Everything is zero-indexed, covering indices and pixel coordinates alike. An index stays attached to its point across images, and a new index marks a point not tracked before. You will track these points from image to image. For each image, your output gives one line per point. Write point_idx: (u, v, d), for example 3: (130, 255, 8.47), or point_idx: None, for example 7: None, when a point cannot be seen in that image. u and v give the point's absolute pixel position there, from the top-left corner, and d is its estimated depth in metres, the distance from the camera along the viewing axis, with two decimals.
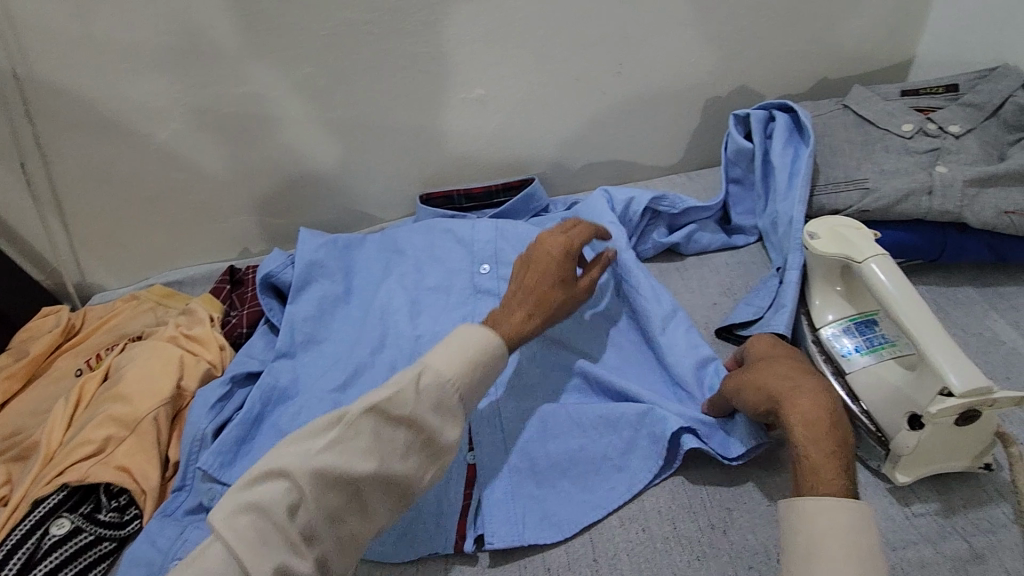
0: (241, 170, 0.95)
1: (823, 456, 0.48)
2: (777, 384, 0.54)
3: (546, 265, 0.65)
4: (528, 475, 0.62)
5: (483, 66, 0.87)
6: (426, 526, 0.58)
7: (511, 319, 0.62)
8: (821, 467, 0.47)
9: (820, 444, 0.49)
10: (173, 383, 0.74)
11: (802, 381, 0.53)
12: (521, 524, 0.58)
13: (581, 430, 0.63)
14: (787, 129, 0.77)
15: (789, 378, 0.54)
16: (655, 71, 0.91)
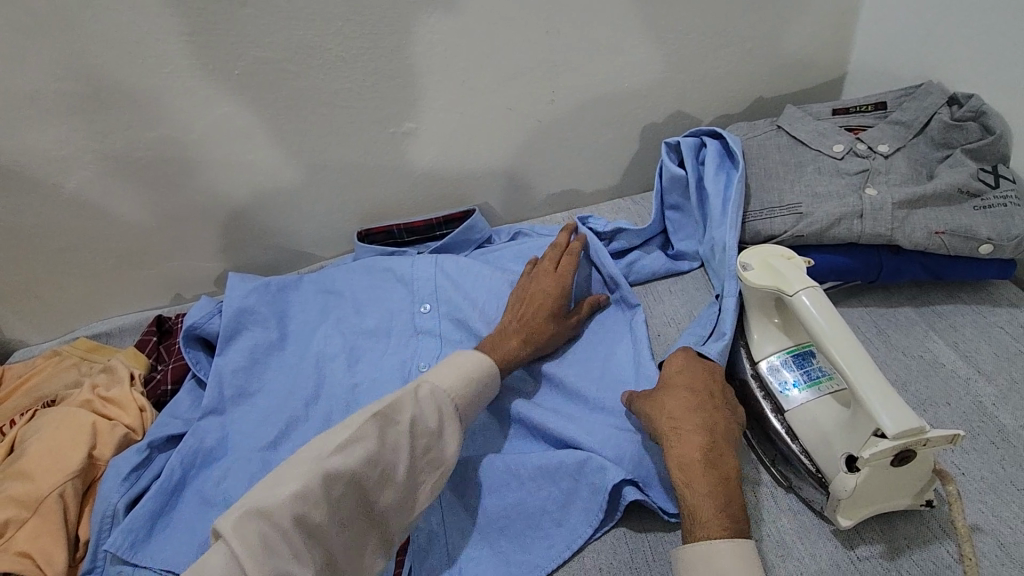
0: (164, 215, 0.90)
1: (701, 496, 0.50)
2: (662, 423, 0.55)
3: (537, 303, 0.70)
4: (464, 535, 0.59)
5: (411, 99, 0.84)
6: None
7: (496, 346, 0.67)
8: (699, 509, 0.49)
9: (699, 484, 0.51)
10: (83, 454, 0.68)
11: (684, 420, 0.54)
12: None
13: (520, 483, 0.61)
14: (718, 155, 0.76)
15: (678, 415, 0.55)
16: (589, 97, 0.89)
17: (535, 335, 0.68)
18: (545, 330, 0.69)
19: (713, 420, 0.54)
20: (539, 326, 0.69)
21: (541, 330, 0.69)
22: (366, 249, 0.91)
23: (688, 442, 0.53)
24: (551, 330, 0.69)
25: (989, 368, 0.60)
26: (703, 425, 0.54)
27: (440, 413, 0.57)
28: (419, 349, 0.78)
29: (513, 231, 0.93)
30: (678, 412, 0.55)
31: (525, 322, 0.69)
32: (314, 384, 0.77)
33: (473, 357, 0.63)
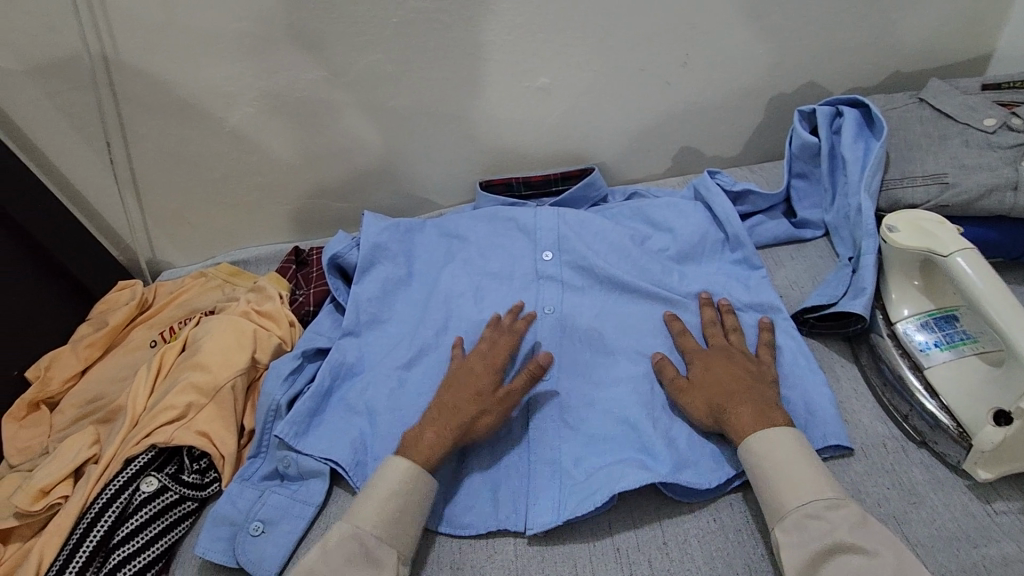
0: (308, 154, 0.98)
1: (745, 421, 0.57)
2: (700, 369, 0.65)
3: (462, 382, 0.67)
4: (582, 443, 0.66)
5: (547, 55, 0.87)
6: (506, 504, 0.63)
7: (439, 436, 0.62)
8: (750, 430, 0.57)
9: (737, 415, 0.58)
10: (248, 356, 0.77)
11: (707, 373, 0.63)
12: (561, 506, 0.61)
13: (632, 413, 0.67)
14: (857, 125, 0.77)
15: (702, 378, 0.63)
16: (720, 64, 0.90)
17: (450, 420, 0.63)
18: (462, 411, 0.64)
19: (731, 368, 0.63)
20: (457, 412, 0.64)
21: (457, 413, 0.64)
22: (488, 199, 0.95)
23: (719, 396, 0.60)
24: (473, 412, 0.64)
25: None
26: (720, 378, 0.62)
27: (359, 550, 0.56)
28: (541, 293, 0.82)
29: (629, 191, 0.96)
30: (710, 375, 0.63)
31: (445, 409, 0.64)
32: (444, 315, 0.82)
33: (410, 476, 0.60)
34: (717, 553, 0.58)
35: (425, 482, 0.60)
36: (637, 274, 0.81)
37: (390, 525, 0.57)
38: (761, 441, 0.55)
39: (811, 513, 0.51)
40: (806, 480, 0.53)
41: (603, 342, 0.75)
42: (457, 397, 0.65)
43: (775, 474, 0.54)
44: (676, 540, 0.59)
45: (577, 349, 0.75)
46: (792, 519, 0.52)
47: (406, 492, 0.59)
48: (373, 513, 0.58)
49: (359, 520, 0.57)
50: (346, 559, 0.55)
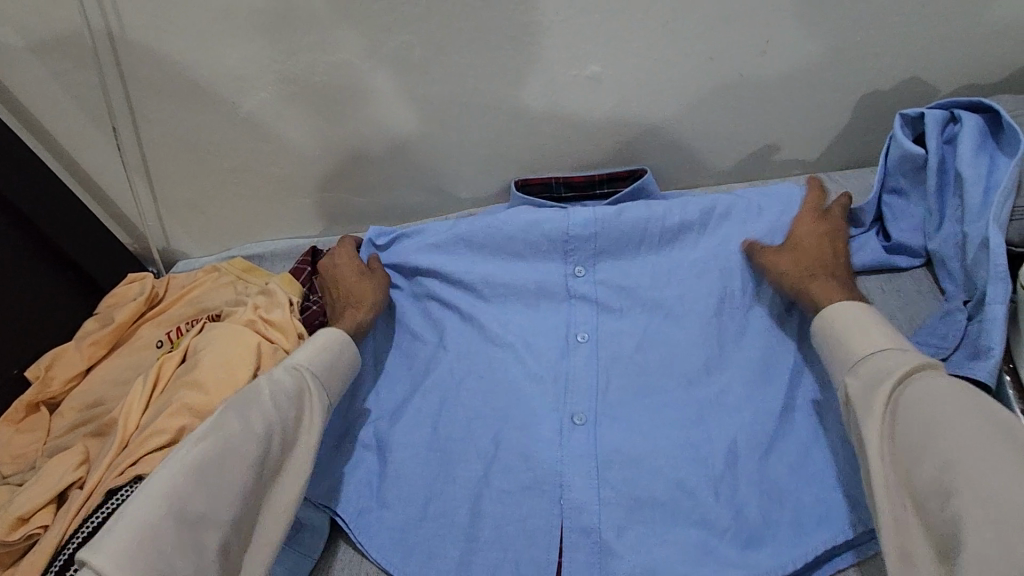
0: (328, 145, 0.89)
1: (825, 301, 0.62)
2: (806, 244, 0.67)
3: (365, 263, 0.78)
4: (624, 509, 0.58)
5: (602, 40, 0.75)
6: None
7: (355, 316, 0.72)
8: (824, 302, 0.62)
9: (812, 291, 0.64)
10: (250, 373, 0.69)
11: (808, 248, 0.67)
12: None
13: (679, 479, 0.58)
14: (980, 135, 0.62)
15: (797, 249, 0.67)
16: (805, 52, 0.76)
17: (356, 309, 0.73)
18: (360, 300, 0.74)
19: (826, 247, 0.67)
20: (357, 300, 0.74)
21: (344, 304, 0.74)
22: (525, 201, 0.85)
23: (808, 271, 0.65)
24: (352, 305, 0.73)
25: None
26: (816, 258, 0.66)
27: (303, 386, 0.61)
28: (576, 317, 0.72)
29: (684, 197, 0.84)
30: (805, 247, 0.67)
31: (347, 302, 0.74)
32: (461, 340, 0.72)
33: (329, 335, 0.67)
34: None
35: (346, 344, 0.67)
36: (689, 302, 0.70)
37: (324, 370, 0.64)
38: (828, 311, 0.60)
39: (869, 359, 0.54)
40: (869, 336, 0.56)
41: (651, 386, 0.65)
42: (351, 292, 0.75)
43: (841, 329, 0.58)
44: None
45: (618, 389, 0.66)
46: (865, 363, 0.54)
47: (329, 347, 0.65)
48: (312, 356, 0.64)
49: (302, 359, 0.63)
50: (296, 387, 0.60)
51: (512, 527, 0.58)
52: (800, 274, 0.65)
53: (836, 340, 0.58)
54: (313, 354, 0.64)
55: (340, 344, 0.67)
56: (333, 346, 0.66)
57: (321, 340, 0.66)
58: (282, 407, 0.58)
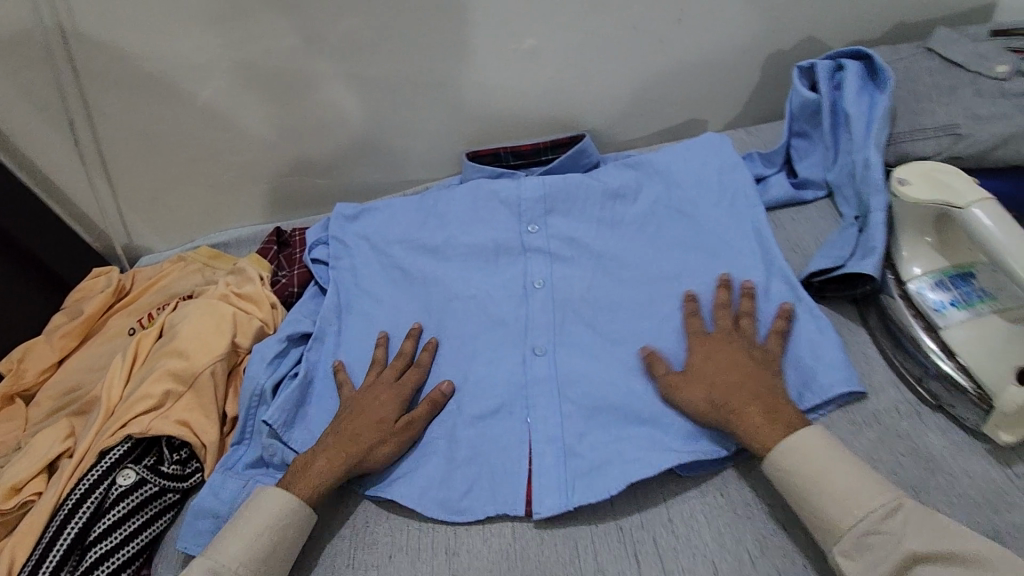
0: (284, 130, 0.93)
1: (760, 433, 0.54)
2: (712, 366, 0.60)
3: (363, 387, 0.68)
4: (583, 418, 0.64)
5: (534, 15, 0.82)
6: (507, 488, 0.61)
7: (321, 473, 0.60)
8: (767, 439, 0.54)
9: (747, 415, 0.55)
10: (228, 340, 0.73)
11: (727, 379, 0.58)
12: (569, 489, 0.59)
13: (630, 386, 0.65)
14: (860, 78, 0.73)
15: (701, 371, 0.60)
16: (715, 19, 0.85)
17: (344, 453, 0.61)
18: (360, 445, 0.61)
19: (734, 360, 0.59)
20: (353, 443, 0.61)
21: (355, 443, 0.61)
22: (476, 169, 0.91)
23: (723, 392, 0.57)
24: (373, 439, 0.62)
25: None
26: (722, 368, 0.59)
27: None
28: (530, 266, 0.79)
29: (622, 156, 0.92)
30: (700, 368, 0.60)
31: (341, 438, 0.62)
32: (428, 297, 0.80)
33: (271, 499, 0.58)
34: (726, 529, 0.55)
35: (294, 520, 0.58)
36: (629, 244, 0.79)
37: (261, 563, 0.55)
38: (784, 447, 0.53)
39: (873, 529, 0.48)
40: (855, 488, 0.50)
41: (599, 318, 0.72)
42: (360, 431, 0.62)
43: (821, 487, 0.51)
44: (682, 518, 0.57)
45: (572, 322, 0.73)
46: (848, 541, 0.48)
47: (268, 526, 0.56)
48: (241, 548, 0.55)
49: (228, 554, 0.54)
50: None
51: (485, 446, 0.64)
52: (715, 399, 0.57)
53: (807, 488, 0.51)
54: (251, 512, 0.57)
55: (288, 508, 0.58)
56: (270, 528, 0.56)
57: (261, 506, 0.58)
58: None
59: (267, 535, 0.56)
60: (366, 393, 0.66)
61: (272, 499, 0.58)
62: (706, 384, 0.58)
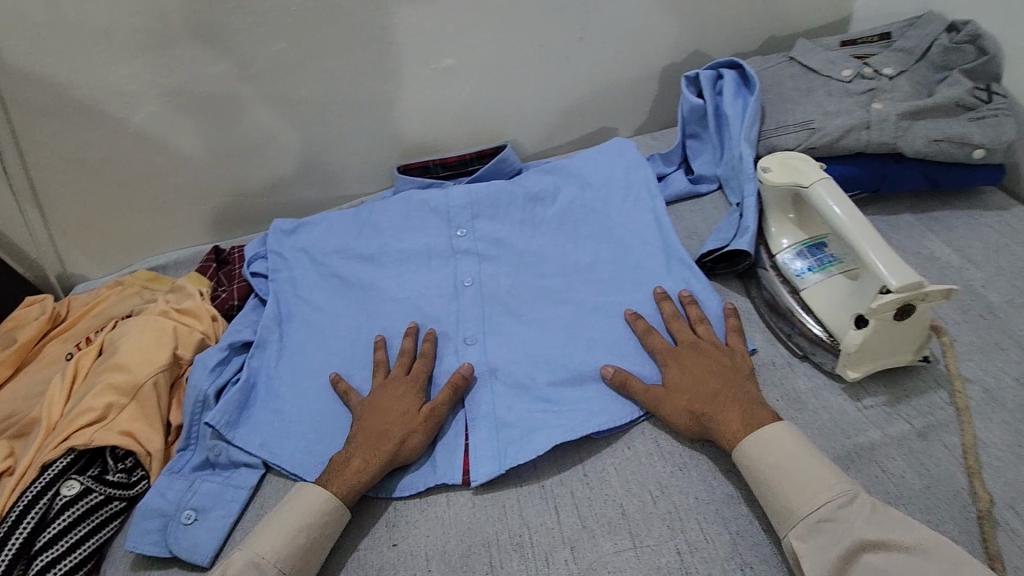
0: (219, 152, 0.97)
1: (732, 426, 0.58)
2: (684, 379, 0.63)
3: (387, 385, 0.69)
4: (511, 395, 0.71)
5: (449, 37, 0.90)
6: (441, 461, 0.66)
7: (359, 470, 0.62)
8: (739, 431, 0.57)
9: (724, 416, 0.59)
10: (169, 352, 0.76)
11: (700, 389, 0.62)
12: (499, 456, 0.65)
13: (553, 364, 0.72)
14: (735, 85, 0.84)
15: (679, 382, 0.63)
16: (613, 38, 0.96)
17: (377, 449, 0.63)
18: (392, 439, 0.63)
19: (705, 367, 0.63)
20: (383, 438, 0.64)
21: (387, 438, 0.64)
22: (406, 181, 0.97)
23: (699, 401, 0.61)
24: (401, 432, 0.64)
25: (979, 259, 0.69)
26: (696, 376, 0.63)
27: None
28: (459, 266, 0.86)
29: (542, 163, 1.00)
30: (677, 381, 0.63)
31: (371, 435, 0.64)
32: (365, 301, 0.85)
33: (308, 500, 0.60)
34: (632, 476, 0.62)
35: (332, 515, 0.60)
36: (548, 241, 0.87)
37: (296, 557, 0.57)
38: (754, 435, 0.56)
39: (827, 516, 0.51)
40: (815, 481, 0.53)
41: (522, 308, 0.79)
42: (390, 425, 0.65)
43: (782, 481, 0.54)
44: (594, 471, 0.63)
45: (498, 314, 0.79)
46: (804, 526, 0.51)
47: (306, 522, 0.58)
48: (273, 544, 0.57)
49: (262, 549, 0.57)
50: None
51: None
52: (693, 407, 0.61)
53: (779, 483, 0.54)
54: (278, 514, 0.59)
55: (316, 503, 0.60)
56: (301, 526, 0.58)
57: (293, 503, 0.60)
58: None
59: (300, 532, 0.58)
60: (386, 391, 0.69)
61: (299, 499, 0.60)
62: (681, 396, 0.62)
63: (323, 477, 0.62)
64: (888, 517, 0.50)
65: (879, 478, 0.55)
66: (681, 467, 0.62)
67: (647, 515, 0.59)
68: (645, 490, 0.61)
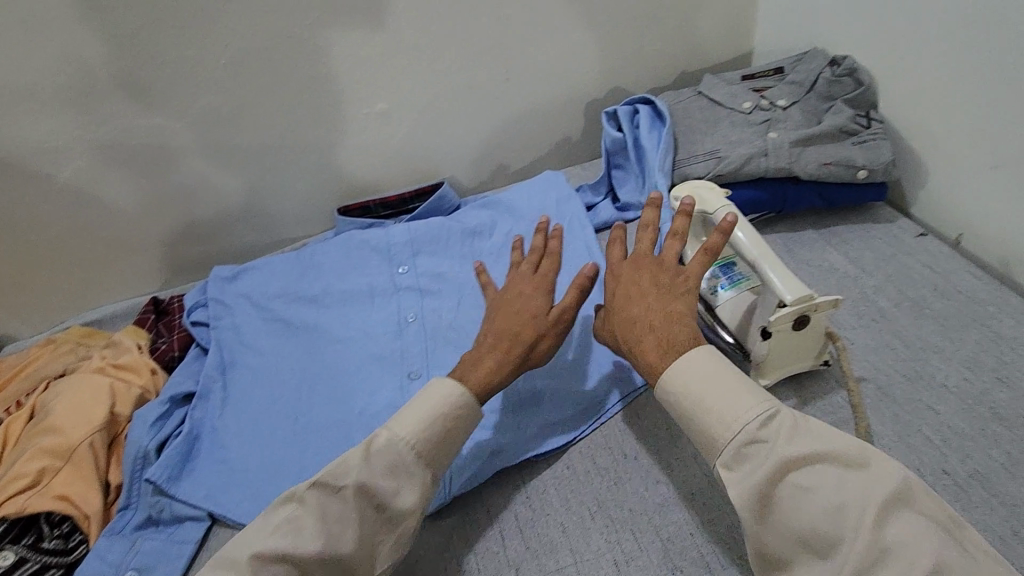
0: (154, 202, 0.97)
1: (647, 355, 0.54)
2: (619, 297, 0.59)
3: (516, 286, 0.66)
4: None
5: (380, 83, 0.94)
6: None
7: (489, 367, 0.60)
8: (650, 364, 0.54)
9: (639, 346, 0.55)
10: (106, 409, 0.75)
11: (626, 313, 0.57)
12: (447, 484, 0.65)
13: None
14: (650, 119, 0.91)
15: (613, 299, 0.59)
16: (537, 78, 1.02)
17: (513, 348, 0.61)
18: (526, 336, 0.61)
19: (637, 288, 0.58)
20: (516, 336, 0.61)
21: (517, 339, 0.61)
22: (347, 222, 0.99)
23: (621, 326, 0.57)
24: (538, 330, 0.61)
25: (870, 268, 0.77)
26: (627, 296, 0.58)
27: (394, 470, 0.54)
28: (402, 302, 0.88)
29: (479, 198, 1.04)
30: (614, 299, 0.59)
31: (505, 334, 0.61)
32: (309, 343, 0.86)
33: (451, 395, 0.57)
34: (570, 495, 0.65)
35: (469, 410, 0.58)
36: (488, 272, 0.90)
37: (433, 445, 0.56)
38: (665, 374, 0.53)
39: (749, 439, 0.48)
40: (737, 401, 0.49)
41: (464, 340, 0.82)
42: (515, 324, 0.62)
43: (702, 407, 0.51)
44: (537, 493, 0.66)
45: (442, 347, 0.82)
46: (730, 451, 0.48)
47: (448, 414, 0.56)
48: (411, 428, 0.55)
49: (404, 434, 0.55)
50: (391, 467, 0.54)
51: None
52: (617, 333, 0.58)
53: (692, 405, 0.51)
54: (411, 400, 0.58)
55: (444, 390, 0.57)
56: (433, 418, 0.56)
57: (430, 392, 0.58)
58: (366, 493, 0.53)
59: (433, 422, 0.56)
60: (518, 288, 0.65)
61: (427, 390, 0.58)
62: (612, 318, 0.59)
63: (455, 373, 0.60)
64: (810, 432, 0.48)
65: None
66: (616, 483, 0.65)
67: (586, 530, 0.62)
68: (583, 505, 0.64)
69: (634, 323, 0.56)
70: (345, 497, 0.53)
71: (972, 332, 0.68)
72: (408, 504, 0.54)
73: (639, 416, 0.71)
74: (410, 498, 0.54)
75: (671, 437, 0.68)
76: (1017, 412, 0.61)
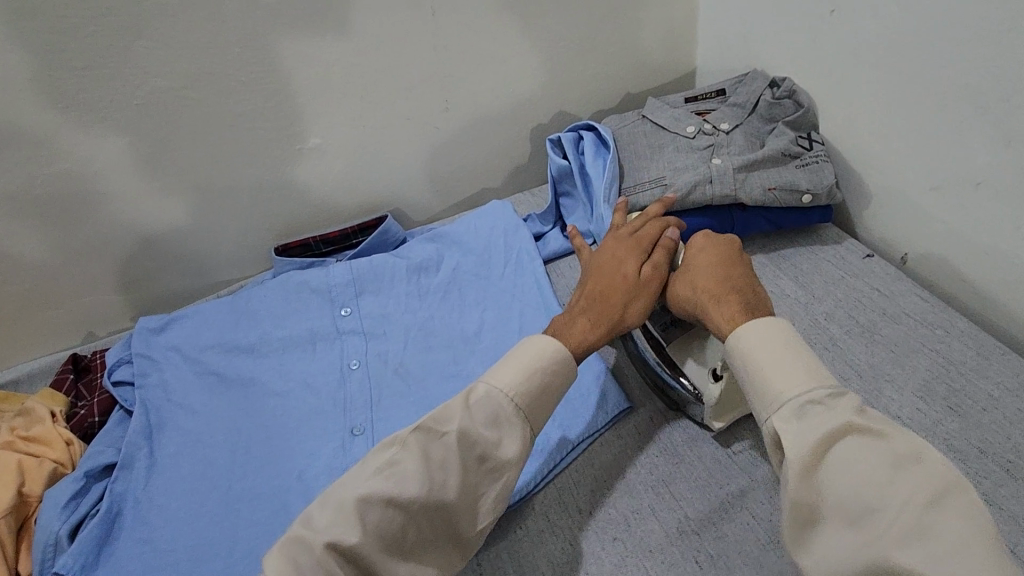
0: (71, 251, 0.89)
1: (725, 317, 0.58)
2: (700, 269, 0.64)
3: (612, 248, 0.70)
4: None
5: (315, 117, 0.89)
6: None
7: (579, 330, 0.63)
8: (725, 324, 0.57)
9: (715, 310, 0.59)
10: (12, 492, 0.67)
11: (708, 282, 0.62)
12: None
13: None
14: (594, 146, 0.89)
15: (694, 270, 0.65)
16: (480, 105, 0.99)
17: (603, 311, 0.64)
18: (614, 301, 0.64)
19: (718, 265, 0.63)
20: (608, 300, 0.65)
21: (612, 301, 0.64)
22: (285, 263, 0.94)
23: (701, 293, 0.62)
24: (624, 297, 0.65)
25: (819, 293, 0.76)
26: (708, 269, 0.64)
27: (497, 414, 0.55)
28: (344, 348, 0.83)
29: (425, 230, 1.00)
30: (695, 269, 0.65)
31: (593, 299, 0.65)
32: (245, 398, 0.80)
33: (538, 347, 0.59)
34: (521, 560, 0.59)
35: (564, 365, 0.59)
36: (434, 311, 0.86)
37: (532, 398, 0.57)
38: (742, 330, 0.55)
39: (810, 401, 0.48)
40: (805, 369, 0.50)
41: (411, 387, 0.78)
42: (610, 287, 0.65)
43: (766, 366, 0.52)
44: (485, 559, 0.60)
45: (388, 397, 0.77)
46: (789, 408, 0.49)
47: (540, 367, 0.58)
48: (514, 377, 0.56)
49: (504, 380, 0.56)
50: (495, 415, 0.55)
51: None
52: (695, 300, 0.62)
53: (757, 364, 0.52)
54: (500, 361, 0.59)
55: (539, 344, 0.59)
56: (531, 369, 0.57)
57: (527, 345, 0.59)
58: (472, 441, 0.53)
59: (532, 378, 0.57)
60: (613, 258, 0.69)
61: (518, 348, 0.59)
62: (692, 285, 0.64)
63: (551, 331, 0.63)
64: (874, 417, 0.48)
65: (749, 525, 0.58)
66: (572, 542, 0.60)
67: None
68: (535, 570, 0.58)
69: (719, 291, 0.61)
70: (447, 441, 0.52)
71: (921, 356, 0.68)
72: (509, 455, 0.54)
73: (597, 464, 0.66)
74: (511, 449, 0.55)
75: (627, 485, 0.63)
76: (970, 441, 0.60)
